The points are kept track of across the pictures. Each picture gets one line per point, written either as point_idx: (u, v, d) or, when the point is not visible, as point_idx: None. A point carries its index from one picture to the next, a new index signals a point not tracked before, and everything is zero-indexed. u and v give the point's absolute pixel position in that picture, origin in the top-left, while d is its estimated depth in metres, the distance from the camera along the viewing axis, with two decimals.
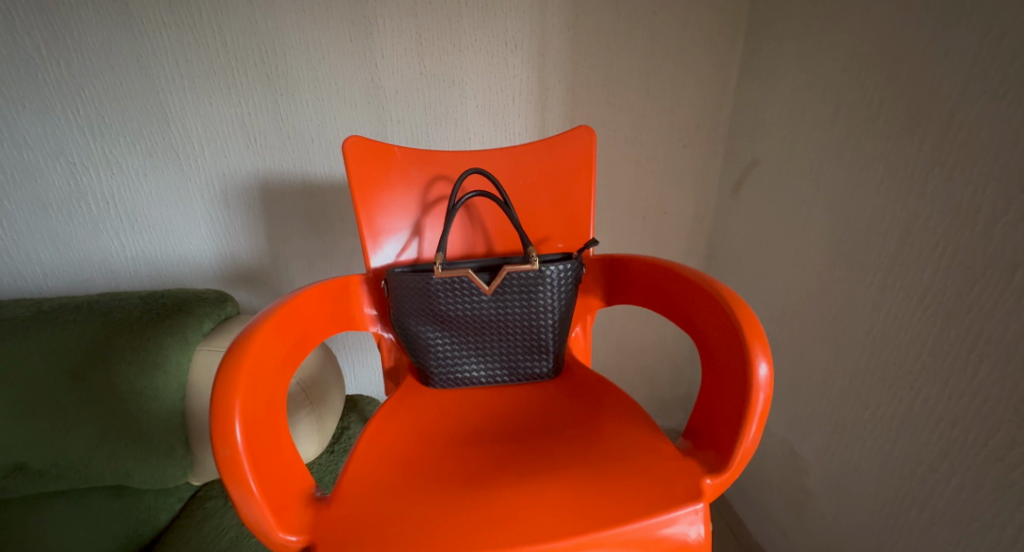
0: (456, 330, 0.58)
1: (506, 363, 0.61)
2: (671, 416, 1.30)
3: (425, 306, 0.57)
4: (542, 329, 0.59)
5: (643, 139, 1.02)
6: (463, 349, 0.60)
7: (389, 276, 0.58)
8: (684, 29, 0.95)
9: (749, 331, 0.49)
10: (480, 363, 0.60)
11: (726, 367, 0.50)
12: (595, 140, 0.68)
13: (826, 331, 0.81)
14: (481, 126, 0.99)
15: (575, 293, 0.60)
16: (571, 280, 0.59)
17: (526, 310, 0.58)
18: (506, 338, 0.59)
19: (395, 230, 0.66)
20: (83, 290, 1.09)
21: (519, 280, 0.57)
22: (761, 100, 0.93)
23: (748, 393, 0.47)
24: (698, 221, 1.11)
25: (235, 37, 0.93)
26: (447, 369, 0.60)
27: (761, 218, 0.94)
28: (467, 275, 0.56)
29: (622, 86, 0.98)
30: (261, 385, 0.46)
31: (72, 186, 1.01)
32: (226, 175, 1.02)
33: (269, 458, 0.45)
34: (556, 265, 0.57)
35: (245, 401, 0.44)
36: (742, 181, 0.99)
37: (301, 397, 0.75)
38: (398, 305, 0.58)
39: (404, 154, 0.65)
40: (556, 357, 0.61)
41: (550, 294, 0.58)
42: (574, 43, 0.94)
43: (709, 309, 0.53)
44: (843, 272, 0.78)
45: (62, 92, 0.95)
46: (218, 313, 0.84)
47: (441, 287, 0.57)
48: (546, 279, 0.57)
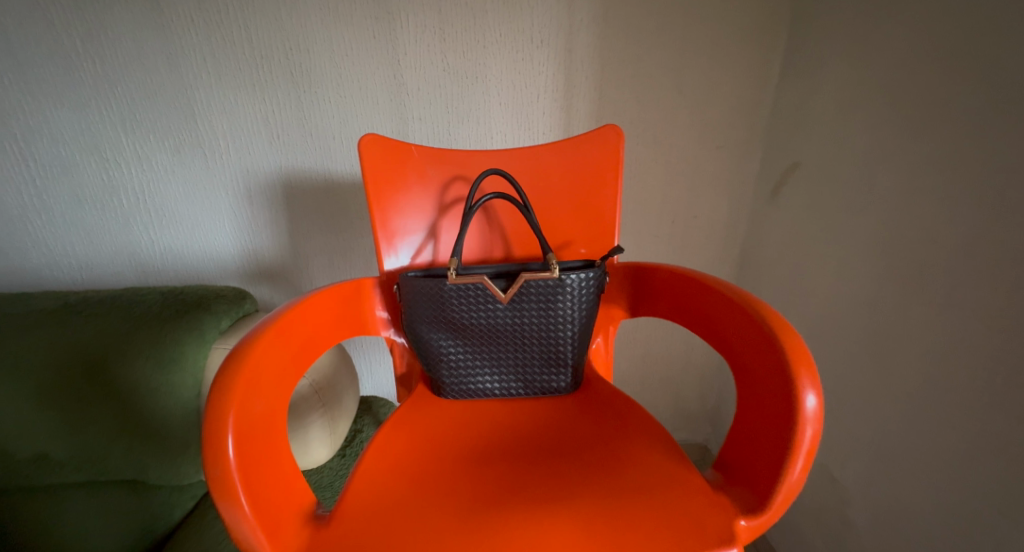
0: (469, 340, 0.56)
1: (522, 377, 0.57)
2: (696, 429, 1.25)
3: (437, 314, 0.55)
4: (560, 341, 0.56)
5: (674, 139, 0.97)
6: (476, 359, 0.57)
7: (400, 281, 0.56)
8: (721, 24, 0.90)
9: (794, 356, 0.44)
10: (493, 375, 0.57)
11: (765, 394, 0.46)
12: (622, 140, 0.64)
13: (871, 350, 0.75)
14: (504, 124, 0.96)
15: (598, 304, 0.56)
16: (593, 290, 0.55)
17: (543, 321, 0.55)
18: (522, 350, 0.56)
19: (411, 233, 0.63)
20: (114, 283, 1.11)
21: (536, 289, 0.54)
22: (805, 100, 0.87)
23: (793, 427, 0.43)
24: (731, 226, 1.05)
25: (260, 34, 0.92)
26: (458, 380, 0.57)
27: (800, 224, 0.88)
28: (482, 281, 0.53)
29: (653, 83, 0.93)
30: (261, 398, 0.44)
31: (105, 181, 1.02)
32: (249, 172, 1.01)
33: (266, 478, 0.43)
34: (577, 273, 0.54)
35: (241, 415, 0.42)
36: (781, 184, 0.93)
37: (314, 398, 0.74)
38: (409, 311, 0.56)
39: (421, 153, 0.63)
40: (575, 372, 0.58)
41: (570, 304, 0.54)
42: (603, 39, 0.90)
43: (747, 328, 0.48)
44: (893, 286, 0.72)
45: (97, 89, 0.96)
46: (236, 310, 0.81)
47: (454, 294, 0.54)
48: (566, 288, 0.54)
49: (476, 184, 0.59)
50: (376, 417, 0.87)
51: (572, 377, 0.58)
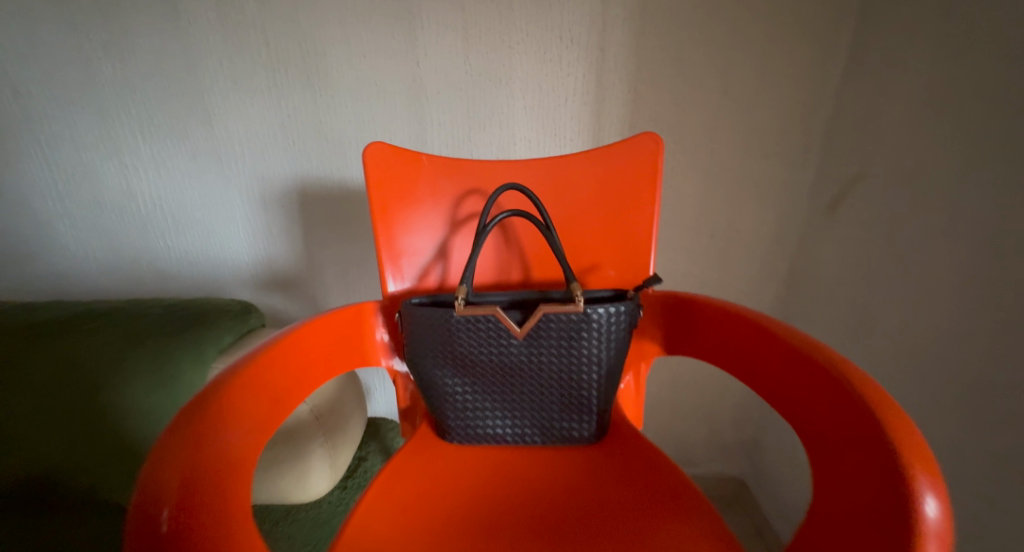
0: (478, 379, 0.49)
1: (538, 423, 0.50)
2: (731, 462, 1.14)
3: (442, 349, 0.48)
4: (583, 383, 0.48)
5: (717, 146, 0.88)
6: (486, 400, 0.50)
7: (403, 308, 0.49)
8: (776, 18, 0.80)
9: (901, 438, 0.38)
10: (506, 419, 0.50)
11: (864, 486, 0.38)
12: (662, 150, 0.55)
13: (948, 397, 0.64)
14: (529, 129, 0.89)
15: (629, 342, 0.48)
16: (623, 326, 0.47)
17: (565, 361, 0.47)
18: (539, 393, 0.49)
19: (419, 254, 0.57)
20: (131, 289, 1.09)
21: (558, 324, 0.46)
22: (872, 103, 0.76)
23: (907, 531, 0.35)
24: (779, 242, 0.94)
25: (277, 35, 0.87)
26: (466, 423, 0.50)
27: (862, 244, 0.78)
28: (495, 312, 0.46)
29: (695, 85, 0.84)
30: (225, 416, 0.41)
31: (124, 187, 1.00)
32: (264, 178, 0.97)
33: (215, 495, 0.37)
34: (606, 306, 0.46)
35: (194, 430, 0.39)
36: (840, 198, 0.82)
37: (314, 426, 0.68)
38: (411, 343, 0.49)
39: (433, 162, 0.56)
40: (601, 420, 0.50)
41: (596, 342, 0.47)
42: (641, 37, 0.82)
43: (849, 409, 0.41)
44: (979, 325, 0.61)
45: (116, 93, 0.94)
46: (241, 326, 0.77)
47: (463, 327, 0.47)
48: (593, 324, 0.46)
49: (491, 201, 0.52)
50: (383, 447, 0.81)
51: (597, 425, 0.50)
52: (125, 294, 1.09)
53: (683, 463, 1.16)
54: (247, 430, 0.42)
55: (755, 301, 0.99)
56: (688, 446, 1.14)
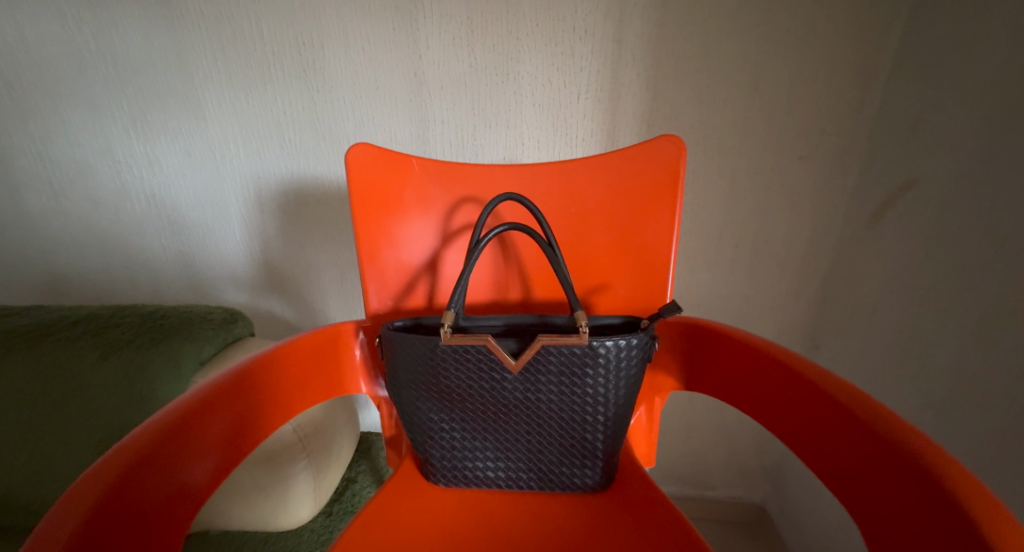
0: (466, 415, 0.43)
1: (534, 466, 0.45)
2: (751, 486, 1.07)
3: (425, 381, 0.43)
4: (586, 424, 0.42)
5: (745, 148, 0.81)
6: (476, 438, 0.44)
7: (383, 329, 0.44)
8: (816, 6, 0.72)
9: (923, 452, 0.38)
10: (498, 459, 0.45)
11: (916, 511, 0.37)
12: (684, 157, 0.48)
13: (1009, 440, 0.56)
14: (538, 129, 0.83)
15: (639, 379, 0.43)
16: (634, 362, 0.41)
17: (565, 399, 0.42)
18: (536, 432, 0.43)
19: (405, 268, 0.53)
20: (128, 290, 1.05)
21: (558, 357, 0.40)
22: (929, 102, 0.68)
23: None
24: (813, 254, 0.86)
25: (272, 26, 0.82)
26: (454, 462, 0.45)
27: (911, 259, 0.70)
28: (486, 342, 0.41)
29: (721, 81, 0.77)
30: (194, 428, 0.41)
31: (118, 185, 0.97)
32: (260, 178, 0.92)
33: (147, 517, 0.37)
34: (615, 339, 0.40)
35: (157, 433, 0.39)
36: (886, 207, 0.74)
37: (298, 448, 0.63)
38: (388, 373, 0.44)
39: (423, 168, 0.52)
40: (606, 465, 0.44)
41: (602, 380, 0.41)
42: (663, 28, 0.75)
43: (888, 458, 0.40)
44: None
45: (108, 87, 0.90)
46: (224, 335, 0.72)
47: (450, 358, 0.41)
48: (598, 358, 0.40)
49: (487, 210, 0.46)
50: (375, 471, 0.79)
51: (601, 471, 0.44)
52: (122, 295, 1.06)
53: (699, 484, 1.09)
54: (205, 454, 0.42)
55: (782, 316, 0.91)
56: (704, 467, 1.07)
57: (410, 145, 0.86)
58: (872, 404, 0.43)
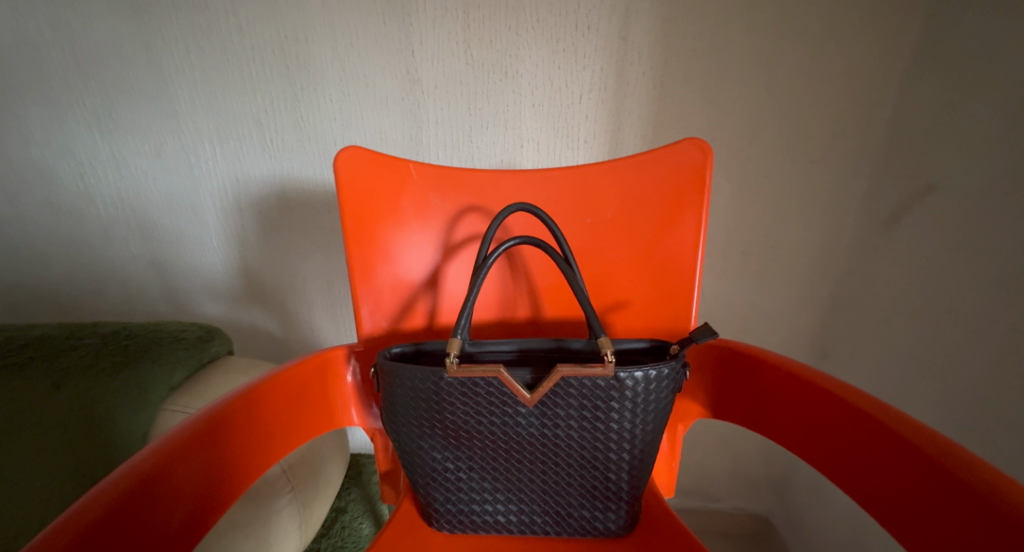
0: (484, 455, 0.44)
1: (550, 508, 0.46)
2: (755, 498, 1.04)
3: (442, 425, 0.43)
4: (602, 462, 0.43)
5: (754, 151, 0.77)
6: (488, 479, 0.45)
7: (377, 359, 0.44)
8: (831, 2, 0.69)
9: (955, 453, 0.37)
10: (509, 501, 0.46)
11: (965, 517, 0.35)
12: (708, 163, 0.50)
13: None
14: (538, 130, 0.78)
15: (667, 408, 0.43)
16: (661, 393, 0.42)
17: (588, 436, 0.43)
18: (555, 472, 0.44)
19: (400, 288, 0.53)
20: (93, 301, 0.98)
21: (586, 390, 0.41)
22: (948, 101, 0.64)
23: None
24: (822, 262, 0.83)
25: (252, 17, 0.76)
26: (464, 504, 0.46)
27: (928, 267, 0.66)
28: (498, 373, 0.40)
29: (732, 81, 0.73)
30: (168, 477, 0.37)
31: (80, 188, 0.90)
32: (239, 180, 0.86)
33: None
34: (640, 371, 0.41)
35: (128, 483, 0.35)
36: (901, 211, 0.71)
37: (282, 482, 0.60)
38: (401, 416, 0.44)
39: (424, 176, 0.52)
40: (622, 508, 0.45)
41: (623, 415, 0.42)
42: (671, 23, 0.71)
43: (926, 468, 0.37)
44: None
45: (68, 82, 0.83)
46: (195, 358, 0.70)
47: (472, 394, 0.42)
48: (625, 391, 0.41)
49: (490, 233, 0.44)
50: (372, 509, 0.75)
51: (616, 515, 0.46)
52: (88, 306, 0.99)
53: (702, 497, 1.06)
54: (185, 500, 0.37)
55: (790, 324, 0.88)
56: (707, 479, 1.04)
57: (401, 147, 0.81)
58: (912, 423, 0.40)
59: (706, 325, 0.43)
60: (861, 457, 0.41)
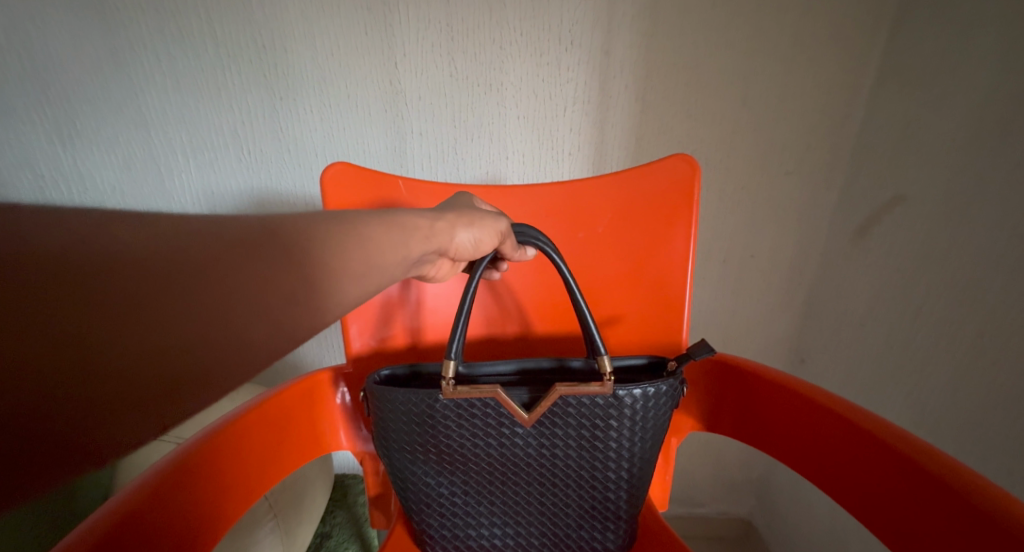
0: (482, 478, 0.44)
1: (548, 529, 0.46)
2: (739, 501, 1.05)
3: (438, 450, 0.43)
4: (600, 483, 0.44)
5: (733, 163, 0.79)
6: (484, 504, 0.45)
7: (368, 385, 0.44)
8: (804, 18, 0.71)
9: (935, 458, 0.38)
10: (506, 526, 0.45)
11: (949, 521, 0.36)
12: (697, 176, 0.51)
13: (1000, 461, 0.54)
14: (522, 142, 0.78)
15: (665, 423, 0.44)
16: (659, 409, 0.42)
17: (587, 454, 0.43)
18: (553, 493, 0.44)
19: (398, 299, 0.59)
20: None
21: (585, 408, 0.41)
22: (912, 115, 0.67)
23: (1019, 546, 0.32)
24: (797, 269, 0.86)
25: (227, 26, 0.74)
26: (460, 530, 0.46)
27: (896, 275, 0.68)
28: (496, 394, 0.41)
29: (710, 94, 0.75)
30: (173, 495, 0.39)
31: (38, 201, 0.85)
32: (214, 193, 0.84)
33: None
34: (639, 389, 0.41)
35: (136, 501, 0.37)
36: (872, 221, 0.73)
37: (265, 510, 0.59)
38: (394, 442, 0.43)
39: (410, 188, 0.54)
40: (620, 526, 0.46)
41: (621, 434, 0.42)
42: (651, 37, 0.72)
43: (910, 475, 0.39)
44: None
45: (26, 91, 0.79)
46: None
47: (470, 417, 0.42)
48: (625, 408, 0.41)
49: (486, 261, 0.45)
50: (359, 532, 0.74)
51: (614, 533, 0.46)
52: None
53: (688, 502, 1.07)
54: (189, 517, 0.40)
55: (768, 330, 0.91)
56: (692, 484, 1.05)
57: (384, 159, 0.80)
58: (903, 435, 0.41)
59: (705, 342, 0.43)
60: (849, 467, 0.43)
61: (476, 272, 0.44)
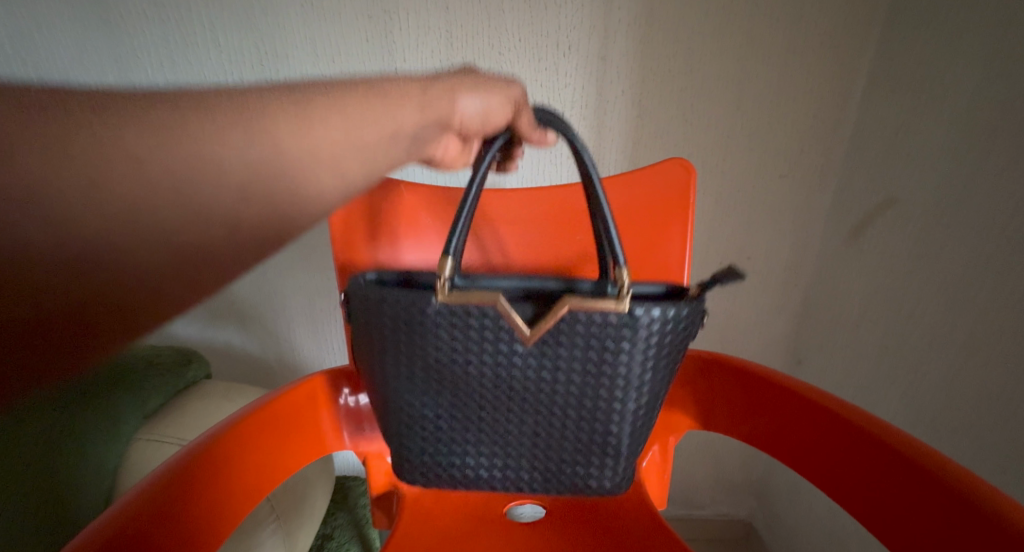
0: (477, 392, 0.44)
1: (542, 447, 0.46)
2: (738, 503, 1.06)
3: (430, 357, 0.42)
4: (603, 413, 0.43)
5: (729, 166, 0.80)
6: (484, 426, 0.45)
7: (353, 288, 0.43)
8: (796, 24, 0.72)
9: (925, 453, 0.40)
10: (506, 449, 0.46)
11: (936, 513, 0.37)
12: (693, 179, 0.52)
13: (992, 459, 0.55)
14: (521, 146, 0.79)
15: (677, 347, 0.43)
16: (672, 334, 0.41)
17: (591, 376, 0.42)
18: (550, 413, 0.44)
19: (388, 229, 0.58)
20: None
21: (595, 327, 0.40)
22: (903, 119, 0.68)
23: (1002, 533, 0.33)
24: (793, 270, 0.87)
25: (230, 33, 0.75)
26: (459, 447, 0.47)
27: (890, 276, 0.69)
28: (497, 300, 0.39)
29: (705, 98, 0.76)
30: (178, 495, 0.40)
31: None
32: None
33: None
34: (656, 309, 0.40)
35: (141, 502, 0.38)
36: (865, 223, 0.74)
37: (267, 511, 0.59)
38: (396, 352, 0.43)
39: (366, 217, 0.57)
40: (614, 449, 0.46)
41: (630, 359, 0.41)
42: (647, 43, 0.73)
43: (900, 469, 0.40)
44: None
45: None
46: (171, 387, 0.72)
47: (470, 326, 0.41)
48: (638, 329, 0.40)
49: (497, 147, 0.43)
50: (360, 534, 0.75)
51: (608, 457, 0.46)
52: None
53: (687, 504, 1.07)
54: (193, 518, 0.41)
55: (765, 332, 0.92)
56: (692, 486, 1.05)
57: None
58: (895, 432, 0.42)
59: (732, 269, 0.43)
60: (843, 463, 0.45)
61: (488, 154, 0.42)
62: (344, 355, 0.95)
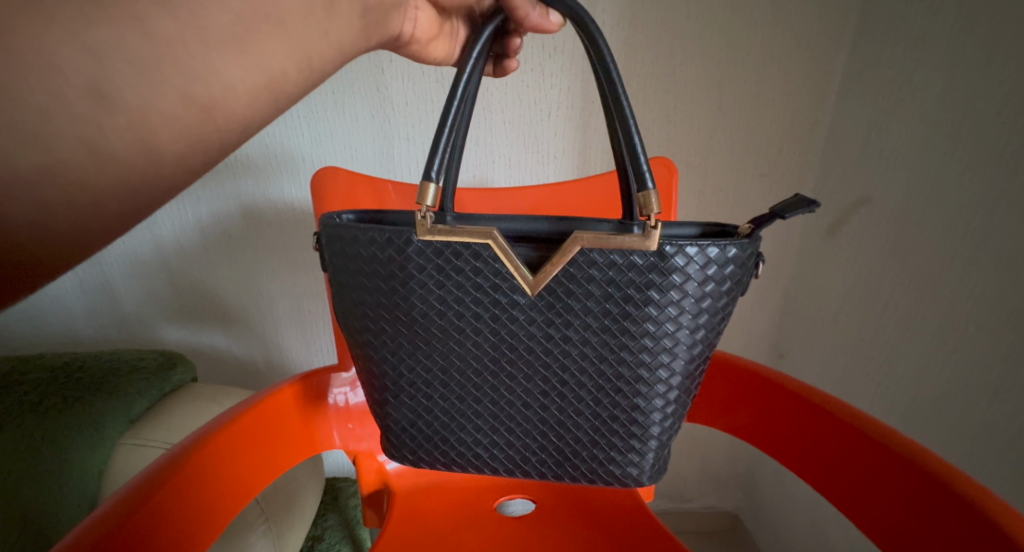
0: (480, 356, 0.43)
1: (557, 416, 0.45)
2: (725, 496, 1.08)
3: (414, 310, 0.42)
4: (624, 380, 0.43)
5: (710, 165, 0.82)
6: (491, 396, 0.45)
7: (324, 226, 0.42)
8: (773, 28, 0.74)
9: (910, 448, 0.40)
10: (514, 424, 0.45)
11: (924, 509, 0.38)
12: (673, 175, 0.55)
13: (960, 446, 0.58)
14: (507, 145, 0.80)
15: (723, 300, 0.42)
16: (711, 282, 0.41)
17: (613, 328, 0.41)
18: (566, 375, 0.43)
19: (345, 183, 0.58)
20: (23, 335, 0.89)
21: (618, 268, 0.40)
22: (875, 120, 0.71)
23: (988, 527, 0.34)
24: (774, 267, 0.89)
25: None
26: (461, 421, 0.46)
27: (865, 272, 0.71)
28: (490, 238, 0.40)
29: (686, 98, 0.77)
30: (168, 495, 0.40)
31: None
32: (197, 199, 0.82)
33: None
34: (692, 247, 0.39)
35: (129, 502, 0.37)
36: (841, 220, 0.76)
37: (257, 512, 0.59)
38: (391, 310, 0.43)
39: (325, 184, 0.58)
40: (640, 419, 0.44)
41: (661, 311, 0.41)
42: (630, 44, 0.74)
43: (885, 463, 0.41)
44: (992, 363, 0.54)
45: None
46: (155, 391, 0.69)
47: (463, 267, 0.41)
48: (669, 272, 0.40)
49: (487, 38, 0.43)
50: (351, 534, 0.75)
51: (632, 429, 0.44)
52: (17, 341, 0.90)
53: (677, 499, 1.09)
54: (182, 522, 0.40)
55: (748, 326, 0.94)
56: (679, 480, 1.07)
57: (372, 164, 0.81)
58: (875, 423, 0.44)
59: (801, 199, 0.40)
60: (831, 457, 0.45)
61: (484, 30, 0.43)
62: (332, 354, 0.95)
